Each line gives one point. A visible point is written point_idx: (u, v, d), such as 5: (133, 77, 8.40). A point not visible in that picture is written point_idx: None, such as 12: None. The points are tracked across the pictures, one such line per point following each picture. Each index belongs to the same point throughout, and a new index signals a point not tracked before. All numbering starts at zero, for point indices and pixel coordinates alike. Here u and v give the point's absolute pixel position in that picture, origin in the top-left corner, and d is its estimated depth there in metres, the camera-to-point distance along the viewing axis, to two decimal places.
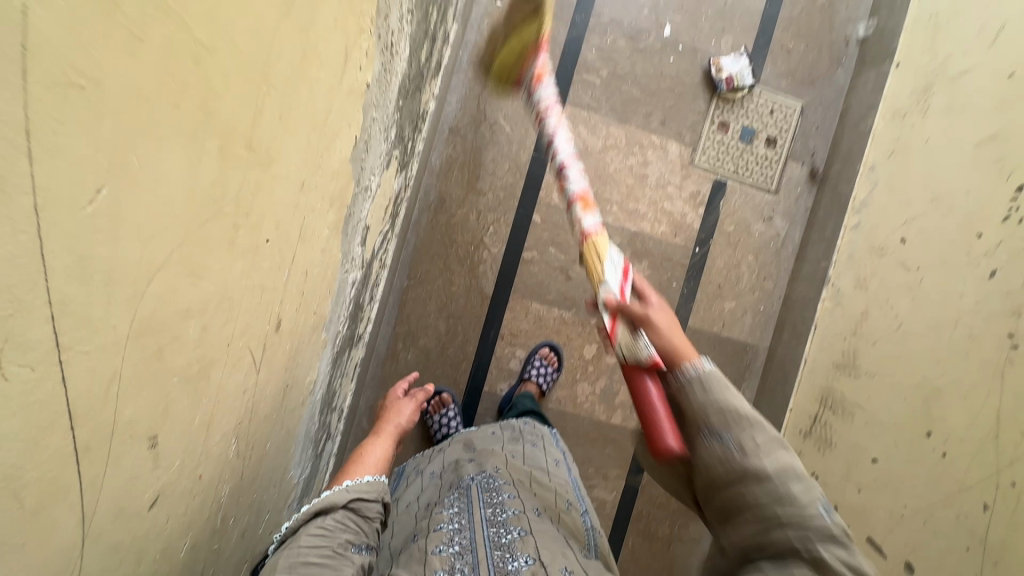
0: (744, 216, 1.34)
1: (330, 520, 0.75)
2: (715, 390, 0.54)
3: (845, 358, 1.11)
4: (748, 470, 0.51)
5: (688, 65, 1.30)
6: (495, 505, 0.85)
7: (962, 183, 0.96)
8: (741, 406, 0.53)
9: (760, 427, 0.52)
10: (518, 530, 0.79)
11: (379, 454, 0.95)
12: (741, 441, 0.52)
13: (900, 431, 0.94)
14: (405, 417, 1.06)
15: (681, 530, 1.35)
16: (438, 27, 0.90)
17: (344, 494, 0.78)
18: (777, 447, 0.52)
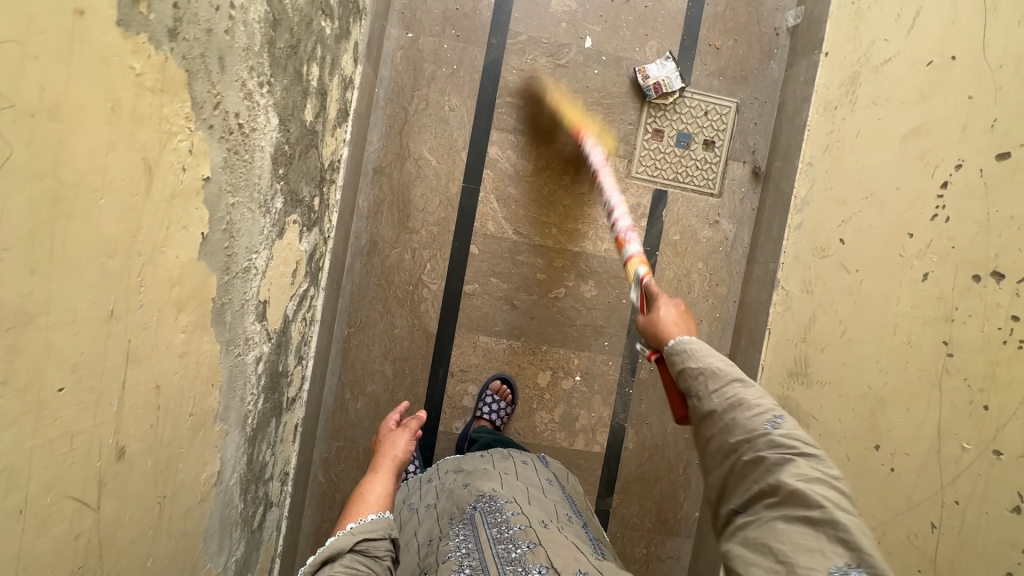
0: (689, 223, 1.30)
1: (345, 565, 0.74)
2: (679, 352, 0.62)
3: (797, 366, 1.08)
4: (707, 410, 0.56)
5: (613, 76, 1.26)
6: (500, 524, 0.81)
7: (893, 180, 0.92)
8: (700, 361, 0.59)
9: (715, 372, 0.57)
10: (528, 543, 0.76)
11: (381, 490, 0.91)
12: (699, 391, 0.57)
13: (850, 444, 0.91)
14: (401, 446, 1.01)
15: (659, 548, 1.32)
16: (326, 81, 0.87)
17: (349, 538, 0.77)
18: (729, 384, 0.56)
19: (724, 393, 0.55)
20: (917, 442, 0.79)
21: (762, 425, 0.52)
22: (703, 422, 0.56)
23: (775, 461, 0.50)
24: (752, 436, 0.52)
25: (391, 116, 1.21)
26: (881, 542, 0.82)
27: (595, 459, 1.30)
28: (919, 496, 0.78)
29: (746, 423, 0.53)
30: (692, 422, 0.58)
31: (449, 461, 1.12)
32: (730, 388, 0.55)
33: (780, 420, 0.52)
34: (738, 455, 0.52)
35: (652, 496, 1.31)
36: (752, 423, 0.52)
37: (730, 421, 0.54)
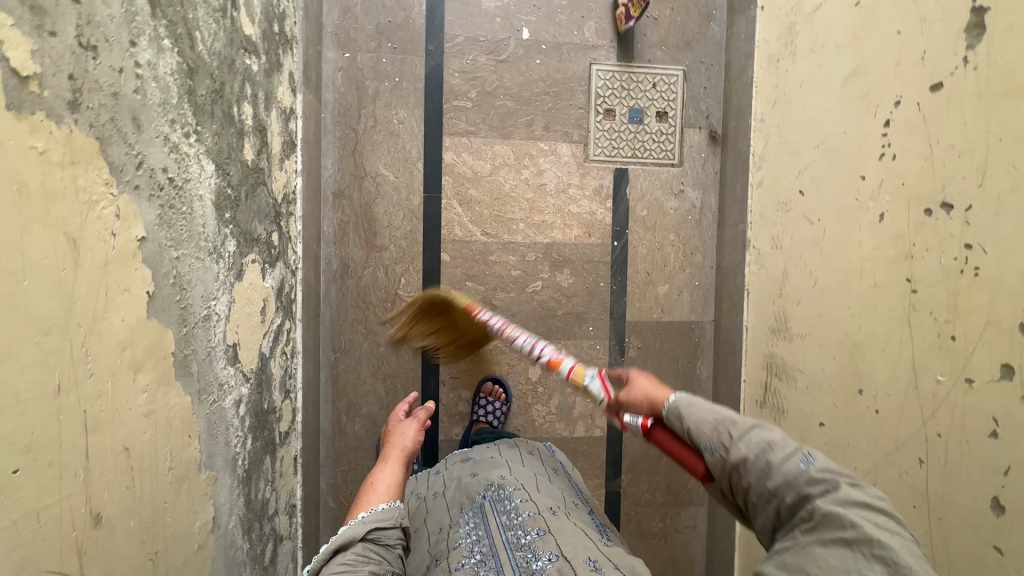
0: (655, 197, 1.31)
1: (355, 553, 0.72)
2: (687, 413, 0.63)
3: (778, 322, 1.09)
4: (734, 463, 0.56)
5: (556, 64, 1.26)
6: (509, 512, 0.80)
7: (839, 126, 0.92)
8: (718, 415, 0.60)
9: (733, 422, 0.58)
10: (537, 530, 0.74)
11: (392, 478, 0.86)
12: (722, 441, 0.58)
13: (836, 392, 0.92)
14: (411, 436, 0.96)
15: (674, 520, 1.34)
16: (262, 117, 0.87)
17: (363, 525, 0.75)
18: (750, 432, 0.57)
19: (748, 438, 0.56)
20: (895, 382, 0.80)
21: (796, 464, 0.52)
22: (744, 474, 0.55)
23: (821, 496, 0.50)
24: (790, 477, 0.52)
25: (341, 139, 1.21)
26: (876, 484, 0.83)
27: (598, 444, 1.31)
28: (904, 434, 0.79)
29: (779, 463, 0.53)
30: (724, 477, 0.57)
31: (455, 456, 1.11)
32: (744, 422, 0.58)
33: (812, 455, 0.53)
34: (784, 501, 0.52)
35: (659, 470, 1.33)
36: (786, 466, 0.53)
37: (774, 476, 0.53)
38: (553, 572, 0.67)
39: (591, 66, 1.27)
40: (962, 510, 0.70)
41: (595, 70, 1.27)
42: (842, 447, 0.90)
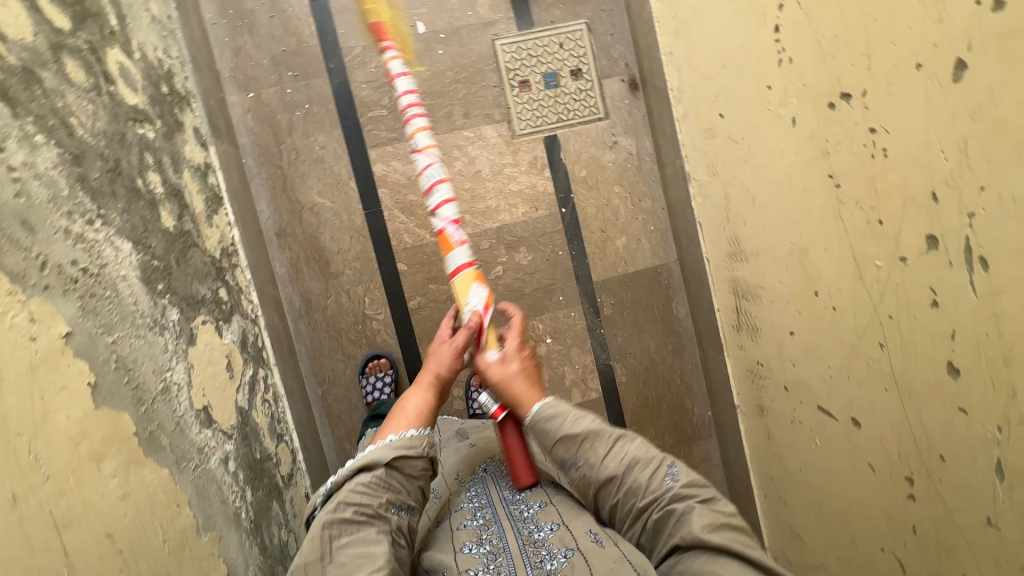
0: (590, 154, 1.31)
1: (378, 479, 0.71)
2: (552, 420, 0.76)
3: (733, 246, 1.11)
4: (602, 476, 0.73)
5: (459, 49, 1.25)
6: (512, 487, 0.84)
7: (737, 42, 0.92)
8: (583, 434, 0.74)
9: (601, 440, 0.74)
10: (538, 504, 0.78)
11: (420, 406, 0.79)
12: (591, 458, 0.74)
13: (798, 299, 0.94)
14: (445, 365, 0.82)
15: (688, 457, 1.38)
16: (173, 181, 0.88)
17: (385, 454, 0.73)
18: (615, 450, 0.74)
19: (617, 457, 0.73)
20: (842, 276, 0.82)
21: (663, 482, 0.71)
22: (612, 484, 0.73)
23: (683, 511, 0.68)
24: (659, 492, 0.70)
25: (270, 179, 1.21)
26: (850, 377, 0.86)
27: (597, 405, 1.34)
28: (861, 323, 0.81)
29: (650, 484, 0.71)
30: (590, 484, 0.75)
31: (457, 423, 1.09)
32: (610, 436, 0.74)
33: (672, 468, 0.72)
34: (653, 512, 0.70)
35: (662, 415, 1.36)
36: (654, 485, 0.71)
37: (642, 493, 0.71)
38: (555, 541, 0.71)
39: (493, 42, 1.26)
40: (924, 381, 0.72)
41: (499, 45, 1.26)
42: (815, 349, 0.92)
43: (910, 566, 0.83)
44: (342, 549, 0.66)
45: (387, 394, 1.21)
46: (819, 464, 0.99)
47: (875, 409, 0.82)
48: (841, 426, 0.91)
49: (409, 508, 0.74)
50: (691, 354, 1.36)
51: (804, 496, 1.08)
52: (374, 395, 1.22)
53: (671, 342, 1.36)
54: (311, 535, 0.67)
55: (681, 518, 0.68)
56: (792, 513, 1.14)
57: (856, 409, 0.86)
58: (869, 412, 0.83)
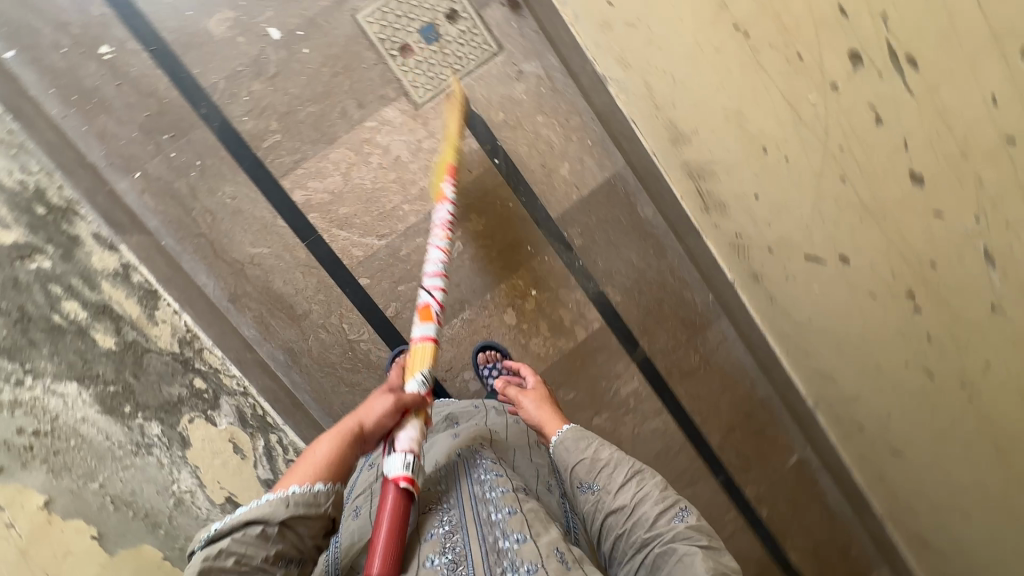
0: (501, 94, 1.23)
1: (267, 534, 0.58)
2: (580, 446, 0.84)
3: (672, 131, 1.06)
4: (612, 505, 0.76)
5: (324, 40, 1.15)
6: (482, 484, 0.74)
7: None
8: (606, 460, 0.81)
9: (621, 469, 0.79)
10: (507, 508, 0.69)
11: (330, 456, 0.65)
12: (608, 486, 0.78)
13: (751, 162, 0.90)
14: (376, 416, 0.73)
15: (705, 345, 1.39)
16: (95, 300, 0.83)
17: (281, 508, 0.59)
18: (630, 481, 0.77)
19: (632, 489, 0.76)
20: (782, 125, 0.78)
21: (672, 522, 0.70)
22: (619, 512, 0.75)
23: (684, 548, 0.66)
24: (663, 529, 0.70)
25: (197, 250, 1.14)
26: (824, 217, 0.84)
27: (603, 332, 1.33)
28: (816, 163, 0.78)
29: (658, 520, 0.71)
30: (597, 512, 0.77)
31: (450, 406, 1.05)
32: (628, 465, 0.79)
33: (685, 511, 0.72)
34: (654, 547, 0.69)
35: (667, 316, 1.36)
36: (661, 520, 0.71)
37: (647, 524, 0.71)
38: (522, 555, 0.63)
39: (355, 18, 1.15)
40: (893, 198, 0.70)
41: (362, 19, 1.15)
42: (783, 203, 0.90)
43: (936, 370, 0.84)
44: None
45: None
46: (824, 308, 0.99)
47: (857, 239, 0.81)
48: (831, 266, 0.90)
49: (301, 560, 0.61)
50: (674, 249, 1.34)
51: (821, 341, 1.09)
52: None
53: (651, 245, 1.33)
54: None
55: (680, 557, 0.66)
56: (817, 359, 1.15)
57: (842, 247, 0.84)
58: (854, 245, 0.82)
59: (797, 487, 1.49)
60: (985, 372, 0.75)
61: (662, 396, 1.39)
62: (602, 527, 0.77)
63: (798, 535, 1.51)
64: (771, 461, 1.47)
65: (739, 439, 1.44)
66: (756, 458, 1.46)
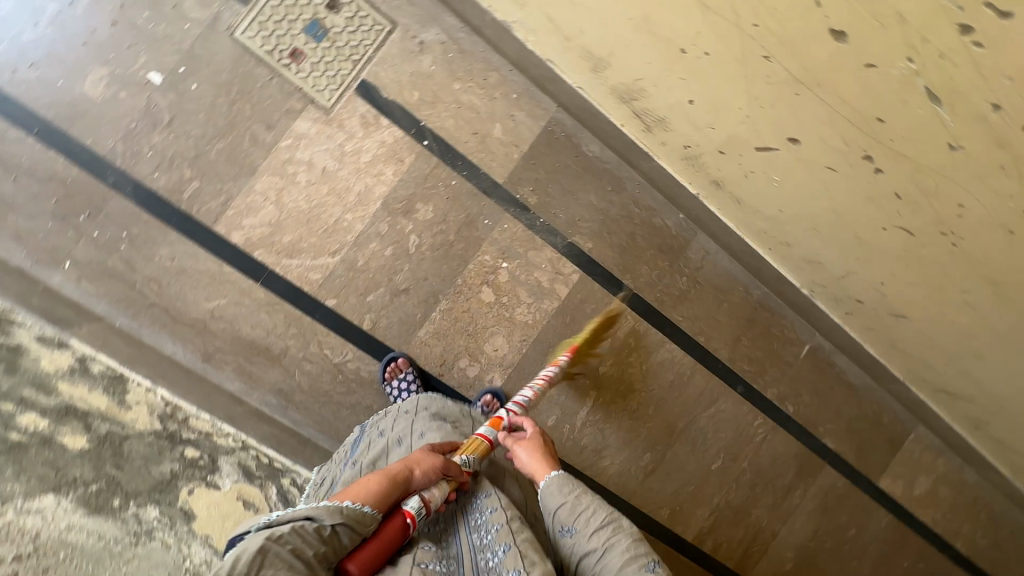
0: (409, 72, 1.16)
1: (321, 533, 0.63)
2: (563, 489, 0.79)
3: (590, 60, 0.99)
4: (587, 554, 0.73)
5: (209, 69, 1.07)
6: (475, 509, 0.79)
7: None
8: (588, 506, 0.77)
9: (601, 516, 0.75)
10: (495, 525, 0.74)
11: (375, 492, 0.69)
12: (585, 530, 0.74)
13: (675, 68, 0.85)
14: (425, 466, 0.75)
15: (689, 265, 1.36)
16: (50, 404, 0.78)
17: (337, 513, 0.65)
18: (609, 530, 0.73)
19: (607, 538, 0.73)
20: (693, 18, 0.73)
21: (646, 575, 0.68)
22: (592, 558, 0.72)
23: None
24: None
25: (155, 321, 1.11)
26: (761, 104, 0.79)
27: (585, 283, 1.30)
28: (737, 50, 0.72)
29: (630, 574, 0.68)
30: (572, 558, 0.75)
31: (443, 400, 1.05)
32: (608, 512, 0.76)
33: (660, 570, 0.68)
34: None
35: (643, 249, 1.33)
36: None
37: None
38: (506, 564, 0.67)
39: (233, 37, 1.07)
40: (822, 61, 0.65)
41: (241, 36, 1.07)
42: (718, 100, 0.85)
43: (913, 227, 0.81)
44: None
45: (415, 392, 1.16)
46: (790, 194, 0.95)
47: (800, 117, 0.76)
48: (784, 152, 0.85)
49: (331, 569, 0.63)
50: (632, 180, 1.29)
51: (798, 230, 1.05)
52: (402, 396, 1.17)
53: (607, 182, 1.28)
54: (246, 553, 0.57)
55: None
56: (799, 249, 1.12)
57: (788, 129, 0.80)
58: (799, 123, 0.77)
59: (816, 375, 1.49)
60: (963, 214, 0.72)
61: (660, 329, 1.37)
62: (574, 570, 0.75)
63: (829, 420, 1.52)
64: (785, 358, 1.46)
65: (748, 346, 1.43)
66: (769, 359, 1.45)
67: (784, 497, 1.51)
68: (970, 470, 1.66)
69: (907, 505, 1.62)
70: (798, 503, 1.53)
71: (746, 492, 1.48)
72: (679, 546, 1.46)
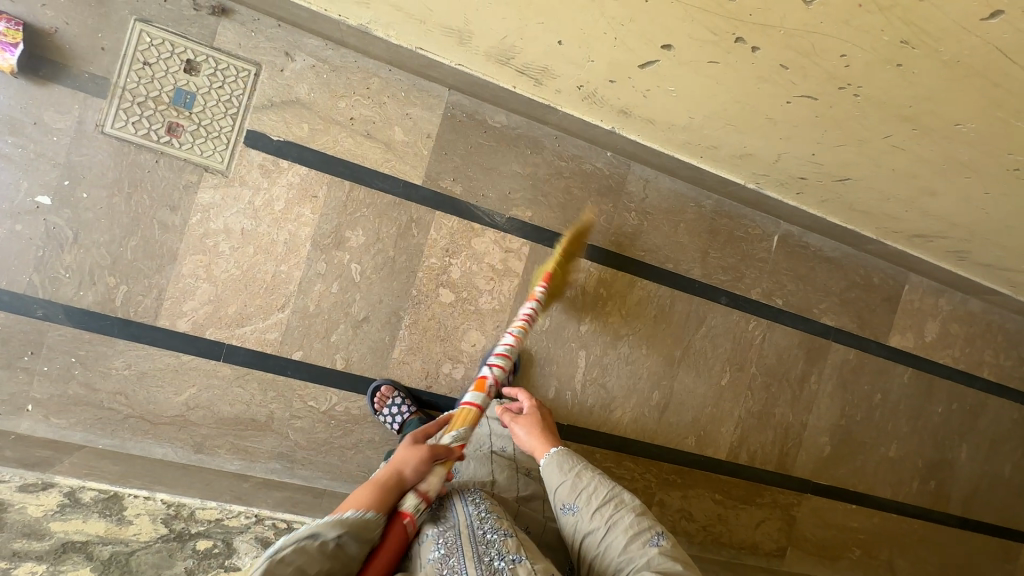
0: (290, 106, 1.12)
1: (324, 550, 0.60)
2: (564, 463, 0.89)
3: (453, 35, 0.96)
4: (587, 528, 0.82)
5: (93, 172, 1.05)
6: (462, 496, 0.80)
7: None
8: (587, 481, 0.86)
9: (600, 491, 0.85)
10: (485, 509, 0.75)
11: (371, 499, 0.68)
12: (585, 507, 0.84)
13: (529, 12, 0.81)
14: (414, 461, 0.74)
15: (633, 199, 1.34)
16: (44, 547, 0.78)
17: (339, 526, 0.62)
18: (608, 505, 0.83)
19: (607, 513, 0.82)
20: None
21: (643, 545, 0.78)
22: (593, 533, 0.81)
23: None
24: (635, 555, 0.77)
25: (135, 430, 1.10)
26: (620, 22, 0.76)
27: (538, 252, 1.28)
28: None
29: (630, 544, 0.78)
30: (573, 534, 0.84)
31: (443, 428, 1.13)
32: (608, 489, 0.85)
33: (654, 536, 0.79)
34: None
35: (582, 199, 1.30)
36: (635, 548, 0.77)
37: (617, 552, 0.78)
38: (502, 542, 0.68)
39: (105, 132, 1.05)
40: None
41: (112, 129, 1.05)
42: (581, 32, 0.82)
43: (813, 91, 0.78)
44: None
45: (409, 412, 1.16)
46: (691, 98, 0.92)
47: (658, 21, 0.73)
48: (663, 59, 0.82)
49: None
50: (547, 136, 1.26)
51: (716, 130, 1.02)
52: (398, 421, 1.17)
53: (524, 146, 1.25)
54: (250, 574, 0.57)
55: None
56: (727, 148, 1.09)
57: (657, 37, 0.77)
58: (663, 27, 0.74)
59: (794, 262, 1.47)
60: (849, 63, 0.68)
61: (626, 270, 1.35)
62: (576, 548, 0.83)
63: (821, 300, 1.51)
64: (758, 255, 1.44)
65: (718, 258, 1.41)
66: (743, 263, 1.43)
67: (802, 387, 1.51)
68: (974, 300, 1.65)
69: (922, 354, 1.62)
70: (817, 388, 1.53)
71: (764, 395, 1.48)
72: (716, 467, 1.46)
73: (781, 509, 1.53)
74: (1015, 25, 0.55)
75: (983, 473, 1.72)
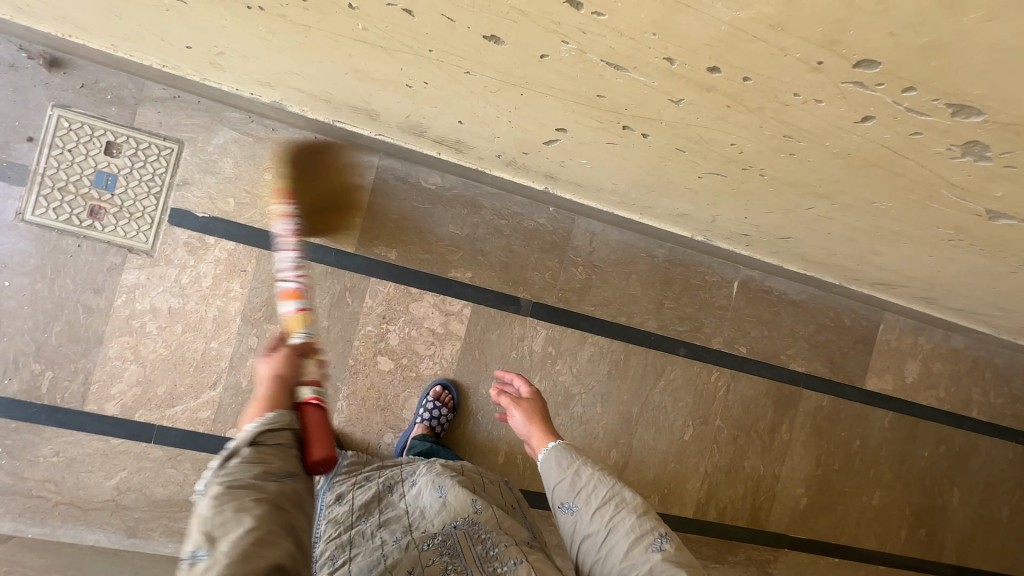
0: (213, 183, 1.11)
1: (250, 454, 0.57)
2: (567, 459, 0.84)
3: (361, 111, 0.93)
4: (587, 531, 0.78)
5: (14, 260, 1.04)
6: (482, 541, 0.75)
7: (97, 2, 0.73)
8: (587, 480, 0.81)
9: (600, 490, 0.80)
10: (512, 562, 0.71)
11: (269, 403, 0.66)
12: (585, 507, 0.79)
13: (417, 97, 0.77)
14: (282, 362, 0.74)
15: (579, 253, 1.29)
16: None
17: (260, 426, 0.61)
18: (608, 507, 0.78)
19: (608, 515, 0.77)
20: (384, 59, 0.66)
21: (646, 548, 0.73)
22: (594, 536, 0.77)
23: None
24: (637, 559, 0.72)
25: (64, 518, 1.07)
26: (505, 108, 0.72)
27: (480, 313, 1.25)
28: (438, 71, 0.65)
29: (634, 550, 0.73)
30: (572, 535, 0.79)
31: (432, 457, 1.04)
32: (609, 487, 0.80)
33: (658, 539, 0.74)
34: None
35: (525, 255, 1.26)
36: (639, 554, 0.72)
37: (618, 559, 0.73)
38: None
39: (25, 220, 1.04)
40: (505, 65, 0.58)
41: (33, 216, 1.04)
42: (474, 114, 0.78)
43: (719, 170, 0.73)
44: (218, 527, 0.50)
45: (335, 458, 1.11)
46: (606, 168, 0.88)
47: (542, 111, 0.69)
48: (561, 137, 0.78)
49: (294, 475, 0.59)
50: (484, 194, 1.23)
51: (643, 195, 0.98)
52: None
53: (461, 207, 1.22)
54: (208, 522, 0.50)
55: None
56: (660, 208, 1.04)
57: (547, 122, 0.73)
58: (547, 114, 0.70)
59: (757, 308, 1.41)
60: (741, 150, 0.64)
61: (575, 326, 1.30)
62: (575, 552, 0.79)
63: (789, 345, 1.44)
64: (717, 304, 1.38)
65: (674, 308, 1.36)
66: (701, 312, 1.37)
67: (772, 438, 1.44)
68: (958, 337, 1.56)
69: (904, 396, 1.53)
70: (789, 437, 1.46)
71: (731, 448, 1.42)
72: (684, 524, 1.39)
73: (757, 566, 1.44)
74: (891, 129, 0.50)
75: (979, 518, 1.62)
